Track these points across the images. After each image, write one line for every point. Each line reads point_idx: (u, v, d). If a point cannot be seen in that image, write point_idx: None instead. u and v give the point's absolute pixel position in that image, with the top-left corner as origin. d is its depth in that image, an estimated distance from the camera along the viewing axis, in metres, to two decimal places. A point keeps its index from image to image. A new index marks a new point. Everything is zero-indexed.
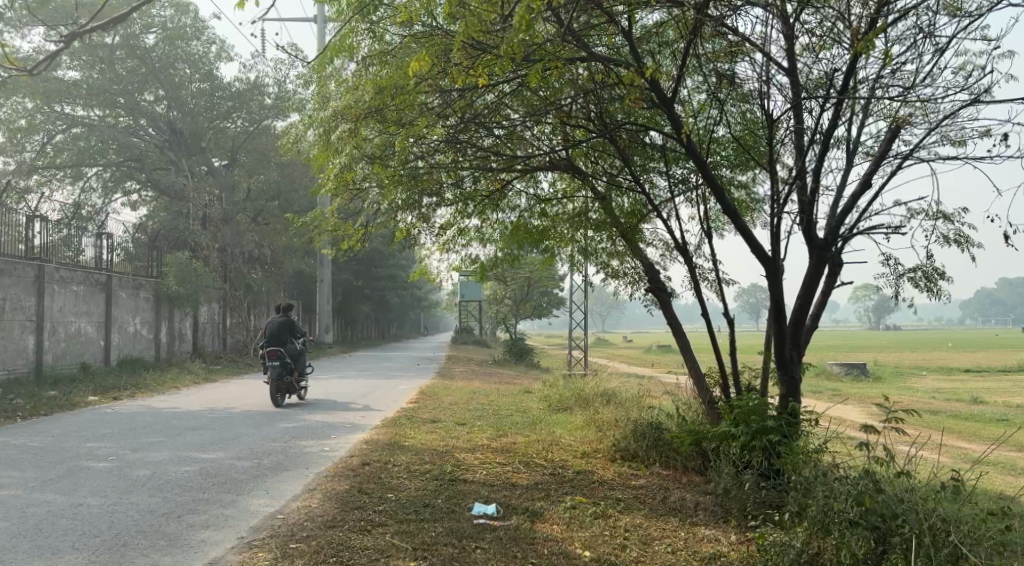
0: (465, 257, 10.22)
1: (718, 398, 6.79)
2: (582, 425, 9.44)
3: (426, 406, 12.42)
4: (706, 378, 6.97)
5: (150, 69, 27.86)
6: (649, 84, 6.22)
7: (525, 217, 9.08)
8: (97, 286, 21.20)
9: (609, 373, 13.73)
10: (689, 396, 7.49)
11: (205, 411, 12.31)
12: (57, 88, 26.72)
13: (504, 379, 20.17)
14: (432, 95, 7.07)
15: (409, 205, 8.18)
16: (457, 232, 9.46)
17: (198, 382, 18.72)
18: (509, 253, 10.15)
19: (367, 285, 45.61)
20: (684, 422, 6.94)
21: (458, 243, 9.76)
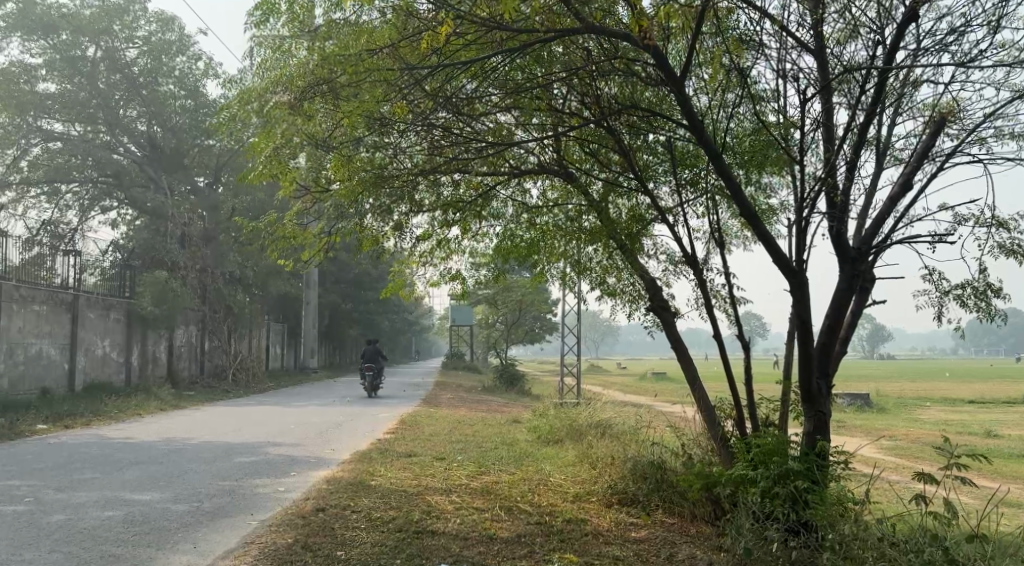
0: (444, 273, 9.23)
1: (732, 435, 5.81)
2: (573, 460, 8.51)
3: (405, 437, 11.48)
4: (718, 410, 6.00)
5: (134, 83, 27.40)
6: (655, 57, 5.38)
7: (512, 229, 8.22)
8: (62, 306, 20.38)
9: (603, 403, 12.78)
10: (696, 430, 6.51)
11: (159, 442, 11.34)
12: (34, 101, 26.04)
13: (492, 407, 19.23)
14: (396, 72, 6.32)
15: (379, 212, 7.26)
16: (437, 244, 8.56)
17: (165, 408, 17.75)
18: (495, 269, 9.23)
19: (355, 308, 44.67)
20: (691, 462, 5.96)
21: (437, 257, 8.86)
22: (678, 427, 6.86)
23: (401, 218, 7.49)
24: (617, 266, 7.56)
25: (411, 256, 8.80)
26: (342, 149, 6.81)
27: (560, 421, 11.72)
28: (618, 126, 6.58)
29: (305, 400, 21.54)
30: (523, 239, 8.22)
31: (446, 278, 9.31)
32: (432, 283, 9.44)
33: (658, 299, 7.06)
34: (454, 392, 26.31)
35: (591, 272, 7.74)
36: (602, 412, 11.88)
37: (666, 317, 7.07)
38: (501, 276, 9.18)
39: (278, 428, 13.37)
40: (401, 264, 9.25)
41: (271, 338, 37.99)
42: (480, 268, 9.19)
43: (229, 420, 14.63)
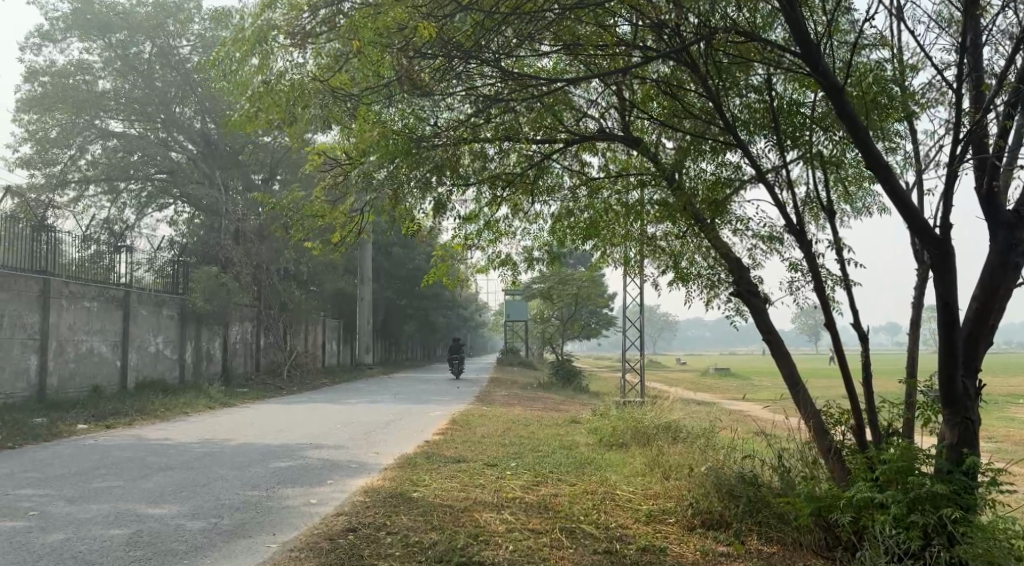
0: (491, 258, 8.37)
1: (845, 444, 5.05)
2: (641, 469, 7.58)
3: (454, 439, 10.62)
4: (830, 415, 5.16)
5: (185, 79, 26.89)
6: None
7: (570, 208, 7.32)
8: (113, 302, 19.96)
9: (674, 402, 11.75)
10: (795, 437, 5.64)
11: (195, 444, 10.70)
12: (90, 99, 26.03)
13: (550, 406, 18.29)
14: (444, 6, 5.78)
15: (424, 189, 6.77)
16: (485, 225, 7.78)
17: (212, 406, 17.20)
18: (551, 253, 8.28)
19: (410, 304, 44.24)
20: (791, 479, 5.14)
21: (485, 239, 8.05)
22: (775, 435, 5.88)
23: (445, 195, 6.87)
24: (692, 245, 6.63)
25: (456, 238, 7.99)
26: (371, 106, 6.45)
27: (625, 422, 10.72)
28: (704, 66, 5.97)
29: (357, 397, 20.87)
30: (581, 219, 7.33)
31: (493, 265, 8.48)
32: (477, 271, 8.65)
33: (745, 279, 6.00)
34: (510, 389, 25.39)
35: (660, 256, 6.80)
36: (671, 414, 10.85)
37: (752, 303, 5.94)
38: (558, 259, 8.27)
39: (323, 429, 12.65)
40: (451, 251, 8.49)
41: (326, 334, 37.69)
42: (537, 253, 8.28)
43: (275, 421, 13.99)
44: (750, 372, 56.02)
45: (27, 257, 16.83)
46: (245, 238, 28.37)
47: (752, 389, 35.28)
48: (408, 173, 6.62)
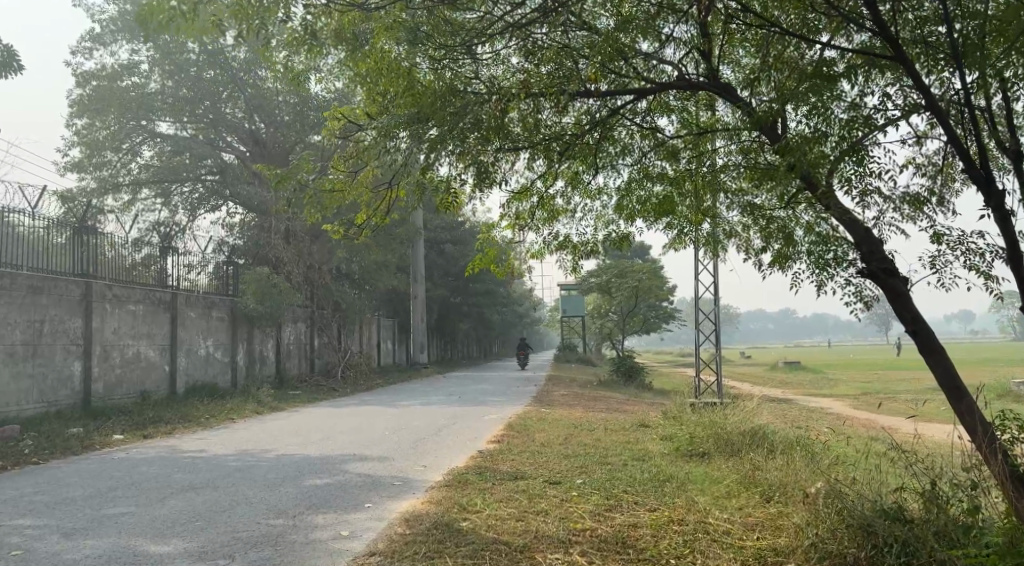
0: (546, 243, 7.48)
1: None
2: (728, 494, 6.58)
3: (510, 450, 9.61)
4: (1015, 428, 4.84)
5: (233, 78, 26.22)
6: None
7: (640, 180, 6.78)
8: (160, 305, 19.17)
9: (754, 404, 10.56)
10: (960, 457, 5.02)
11: (229, 457, 9.84)
12: (140, 100, 25.59)
13: (613, 407, 17.09)
14: None
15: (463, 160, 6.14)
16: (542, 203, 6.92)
17: (259, 411, 16.45)
18: (622, 231, 7.24)
19: (465, 302, 43.49)
20: (971, 523, 4.44)
21: (538, 219, 7.00)
22: (913, 461, 5.25)
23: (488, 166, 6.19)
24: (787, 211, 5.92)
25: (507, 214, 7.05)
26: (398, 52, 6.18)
27: (701, 430, 9.57)
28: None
29: (411, 400, 20.03)
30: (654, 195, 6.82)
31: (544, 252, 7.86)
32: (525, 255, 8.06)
33: (879, 254, 5.18)
34: (568, 387, 24.22)
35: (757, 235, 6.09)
36: (752, 420, 9.67)
37: (894, 282, 5.15)
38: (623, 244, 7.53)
39: (370, 436, 11.71)
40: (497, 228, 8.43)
41: (380, 333, 37.09)
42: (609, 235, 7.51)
43: (322, 427, 13.12)
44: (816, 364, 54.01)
45: (70, 259, 16.13)
46: (296, 237, 27.84)
47: (823, 384, 33.49)
48: (434, 139, 6.03)
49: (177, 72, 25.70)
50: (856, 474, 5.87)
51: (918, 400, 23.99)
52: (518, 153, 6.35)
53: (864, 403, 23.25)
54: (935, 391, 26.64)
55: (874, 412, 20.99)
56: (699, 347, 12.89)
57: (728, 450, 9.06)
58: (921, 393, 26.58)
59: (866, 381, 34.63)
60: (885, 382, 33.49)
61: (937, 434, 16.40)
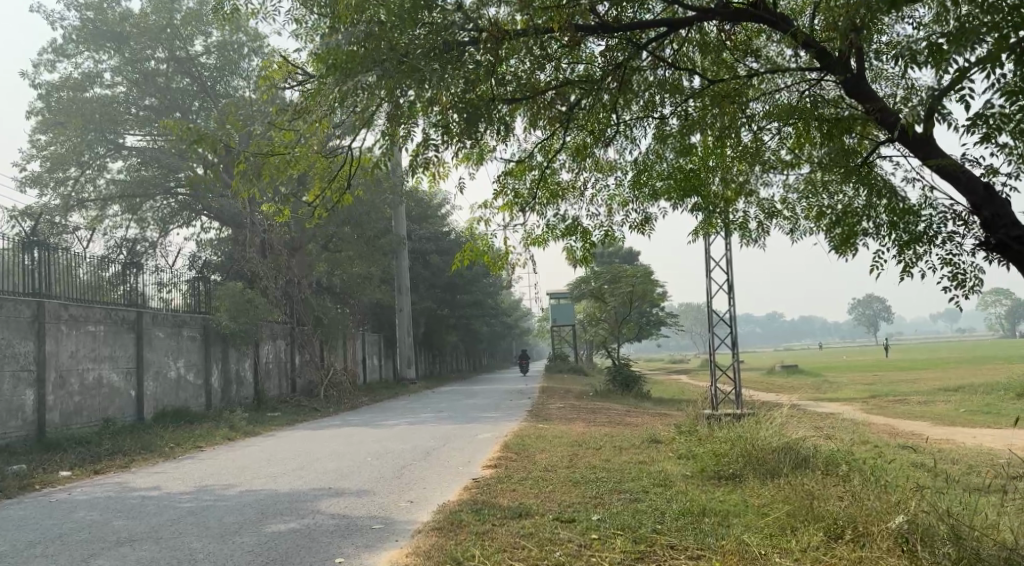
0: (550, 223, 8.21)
1: None
2: (780, 537, 5.58)
3: (511, 477, 8.42)
4: None
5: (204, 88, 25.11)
6: None
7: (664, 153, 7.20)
8: (124, 324, 17.80)
9: (784, 417, 9.39)
10: None
11: (187, 496, 8.55)
12: (104, 112, 24.24)
13: (615, 420, 15.92)
14: None
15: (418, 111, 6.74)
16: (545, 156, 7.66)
17: (231, 436, 15.09)
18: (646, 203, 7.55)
19: (452, 314, 42.28)
20: None
21: (540, 199, 7.76)
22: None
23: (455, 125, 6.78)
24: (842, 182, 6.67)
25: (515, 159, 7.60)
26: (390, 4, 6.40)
27: (731, 451, 8.39)
28: None
29: (399, 418, 18.76)
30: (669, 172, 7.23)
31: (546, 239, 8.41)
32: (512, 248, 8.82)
33: (1003, 220, 5.78)
34: (564, 400, 23.07)
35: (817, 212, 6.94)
36: (786, 435, 8.52)
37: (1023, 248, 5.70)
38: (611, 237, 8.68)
39: (350, 464, 10.42)
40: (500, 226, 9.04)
41: (366, 348, 35.81)
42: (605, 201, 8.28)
43: (298, 454, 11.82)
44: (811, 368, 53.11)
45: (19, 278, 14.73)
46: (273, 249, 26.62)
47: (824, 388, 32.46)
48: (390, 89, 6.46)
49: (145, 81, 24.50)
50: (916, 512, 5.25)
51: (929, 402, 22.97)
52: (515, 110, 7.08)
53: (874, 407, 22.19)
54: (943, 392, 25.64)
55: (887, 416, 19.92)
56: (713, 350, 11.65)
57: (764, 475, 7.86)
58: (928, 394, 25.56)
59: (867, 383, 33.63)
60: (887, 383, 32.45)
61: (960, 437, 15.36)
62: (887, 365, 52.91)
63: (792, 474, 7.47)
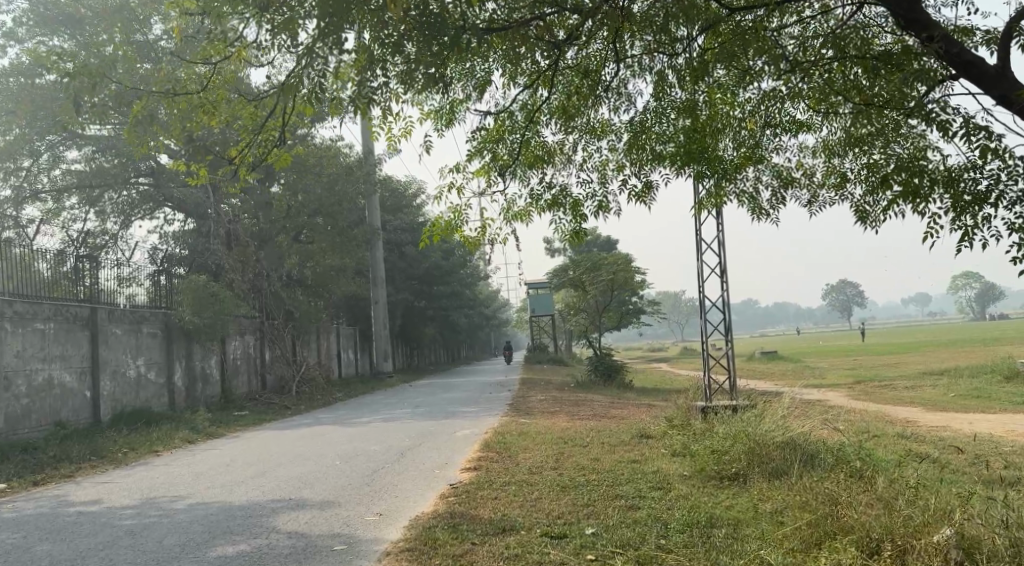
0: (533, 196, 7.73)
1: None
2: (805, 556, 4.80)
3: (492, 483, 7.61)
4: None
5: None
6: None
7: (668, 111, 6.88)
8: (76, 321, 16.77)
9: (785, 409, 8.65)
10: None
11: (130, 511, 7.65)
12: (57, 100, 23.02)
13: (601, 413, 15.17)
14: None
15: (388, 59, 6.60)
16: (527, 119, 7.50)
17: (193, 438, 14.16)
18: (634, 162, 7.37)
19: (429, 305, 41.42)
20: None
21: (521, 167, 7.69)
22: None
23: (420, 50, 6.45)
24: (877, 138, 6.55)
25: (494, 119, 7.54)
26: None
27: (733, 447, 7.63)
28: None
29: (373, 415, 17.88)
30: (670, 138, 6.92)
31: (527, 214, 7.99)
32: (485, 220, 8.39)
33: None
34: (546, 391, 22.28)
35: (842, 174, 6.75)
36: (791, 431, 7.77)
37: None
38: (603, 207, 7.93)
39: (317, 469, 9.56)
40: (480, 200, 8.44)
41: (340, 342, 34.86)
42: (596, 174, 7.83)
43: (261, 459, 10.95)
44: (790, 352, 52.76)
45: None
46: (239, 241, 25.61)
47: (808, 373, 31.94)
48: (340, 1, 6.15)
49: None
50: (968, 528, 4.52)
51: (917, 386, 22.44)
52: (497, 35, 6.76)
53: (863, 393, 21.60)
54: (930, 376, 25.15)
55: (879, 401, 19.31)
56: (707, 335, 10.88)
57: (772, 476, 7.09)
58: (915, 378, 25.07)
59: (850, 367, 33.17)
60: (870, 368, 32.02)
61: (959, 423, 14.74)
62: (866, 349, 52.64)
63: (807, 475, 6.69)
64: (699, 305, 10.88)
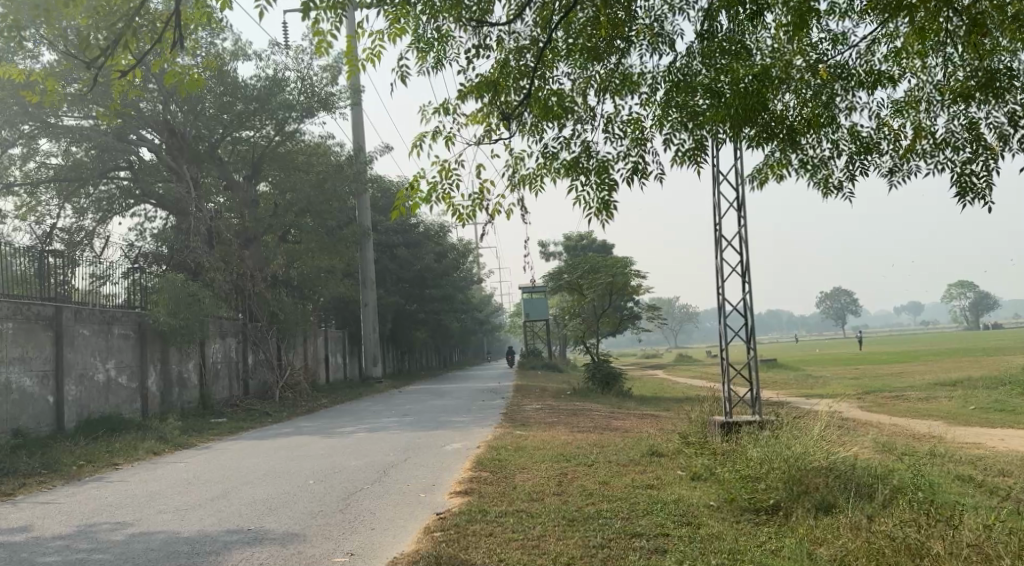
0: (547, 158, 6.80)
1: None
2: None
3: (485, 513, 6.51)
4: None
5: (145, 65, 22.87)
6: None
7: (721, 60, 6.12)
8: (39, 320, 15.60)
9: (822, 426, 7.48)
10: None
11: (60, 542, 6.55)
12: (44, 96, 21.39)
13: (604, 426, 14.04)
14: None
15: None
16: (539, 57, 6.72)
17: (159, 450, 13.01)
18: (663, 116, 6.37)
19: (421, 308, 40.20)
20: None
21: (527, 119, 6.82)
22: None
23: None
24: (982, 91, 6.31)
25: (496, 61, 6.80)
26: None
27: (769, 472, 6.48)
28: None
29: (358, 424, 16.72)
30: (725, 94, 6.03)
31: (538, 180, 7.08)
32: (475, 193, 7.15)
33: None
34: (541, 400, 21.19)
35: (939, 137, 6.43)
36: (836, 456, 6.67)
37: None
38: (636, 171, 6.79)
39: (286, 491, 8.40)
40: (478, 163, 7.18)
41: (328, 346, 33.65)
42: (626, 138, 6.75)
43: (227, 476, 9.78)
44: (790, 361, 51.74)
45: None
46: (222, 238, 24.45)
47: (814, 382, 30.83)
48: None
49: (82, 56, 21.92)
50: None
51: (931, 398, 21.31)
52: None
53: (875, 404, 20.48)
54: (943, 387, 24.03)
55: (895, 414, 18.17)
56: (726, 342, 9.81)
57: (821, 512, 6.00)
58: (927, 389, 23.94)
59: (854, 377, 32.03)
60: (876, 378, 30.93)
61: (990, 439, 13.66)
62: (866, 357, 51.58)
63: (869, 517, 5.60)
64: (719, 309, 9.81)
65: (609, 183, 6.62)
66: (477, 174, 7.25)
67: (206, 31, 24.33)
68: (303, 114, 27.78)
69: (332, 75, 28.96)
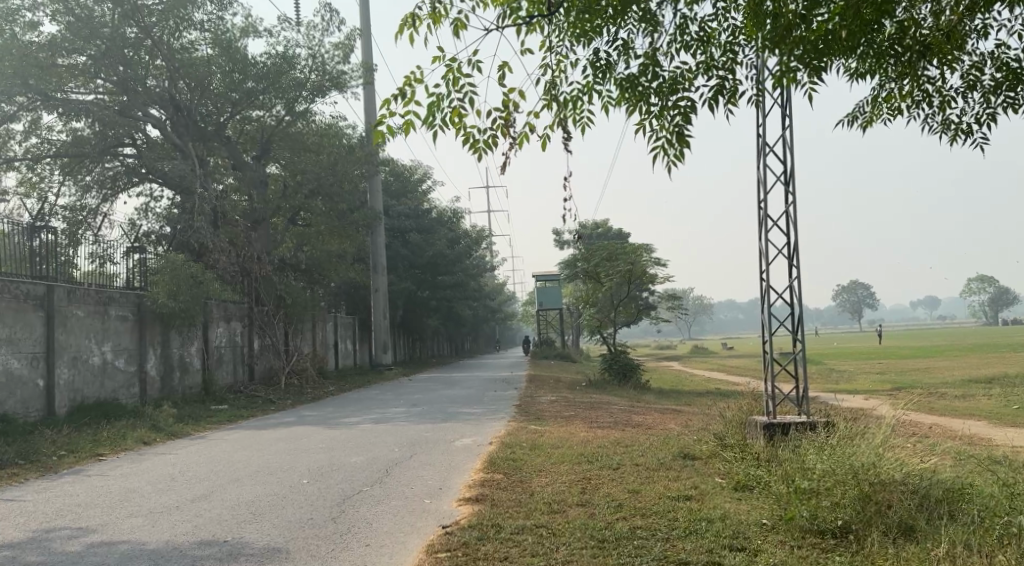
0: (602, 70, 5.51)
1: None
2: None
3: (495, 526, 5.61)
4: None
5: (151, 37, 21.99)
6: None
7: None
8: (29, 300, 14.78)
9: (886, 431, 6.57)
10: None
11: (10, 550, 5.71)
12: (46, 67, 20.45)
13: (625, 421, 13.11)
14: None
15: None
16: None
17: (149, 438, 12.17)
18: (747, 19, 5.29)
19: (433, 295, 39.35)
20: None
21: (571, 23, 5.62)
22: None
23: None
24: None
25: None
26: None
27: (830, 480, 5.58)
28: None
29: (364, 414, 15.84)
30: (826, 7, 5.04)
31: (582, 105, 5.83)
32: (500, 114, 5.65)
33: None
34: (556, 391, 20.29)
35: None
36: (907, 467, 5.77)
37: None
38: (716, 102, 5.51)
39: (276, 493, 7.49)
40: (501, 71, 5.65)
41: (337, 332, 32.88)
42: (692, 49, 5.61)
43: (216, 472, 8.87)
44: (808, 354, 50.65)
45: None
46: (227, 219, 23.57)
47: (838, 377, 29.75)
48: None
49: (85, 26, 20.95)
50: None
51: (968, 396, 20.24)
52: None
53: (909, 402, 19.43)
54: (979, 384, 22.94)
55: (933, 414, 17.13)
56: (771, 334, 8.82)
57: (899, 539, 5.11)
58: (961, 386, 22.85)
59: (879, 373, 30.99)
60: (903, 373, 29.81)
61: None
62: (888, 352, 50.43)
63: (963, 551, 4.68)
64: (765, 296, 8.81)
65: (683, 107, 5.41)
66: (499, 85, 5.72)
67: (214, 5, 23.51)
68: (314, 94, 26.72)
69: (344, 53, 28.05)
